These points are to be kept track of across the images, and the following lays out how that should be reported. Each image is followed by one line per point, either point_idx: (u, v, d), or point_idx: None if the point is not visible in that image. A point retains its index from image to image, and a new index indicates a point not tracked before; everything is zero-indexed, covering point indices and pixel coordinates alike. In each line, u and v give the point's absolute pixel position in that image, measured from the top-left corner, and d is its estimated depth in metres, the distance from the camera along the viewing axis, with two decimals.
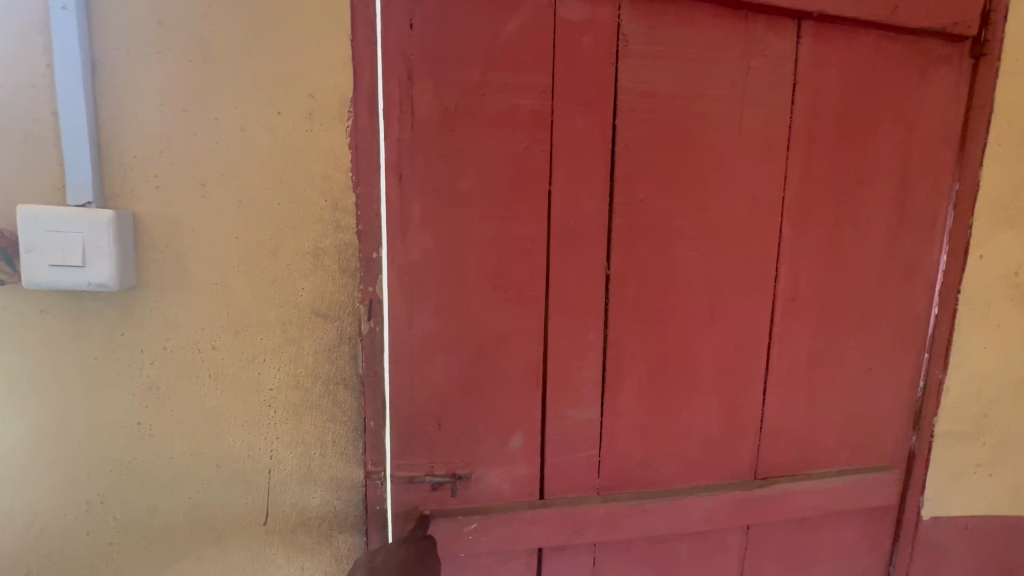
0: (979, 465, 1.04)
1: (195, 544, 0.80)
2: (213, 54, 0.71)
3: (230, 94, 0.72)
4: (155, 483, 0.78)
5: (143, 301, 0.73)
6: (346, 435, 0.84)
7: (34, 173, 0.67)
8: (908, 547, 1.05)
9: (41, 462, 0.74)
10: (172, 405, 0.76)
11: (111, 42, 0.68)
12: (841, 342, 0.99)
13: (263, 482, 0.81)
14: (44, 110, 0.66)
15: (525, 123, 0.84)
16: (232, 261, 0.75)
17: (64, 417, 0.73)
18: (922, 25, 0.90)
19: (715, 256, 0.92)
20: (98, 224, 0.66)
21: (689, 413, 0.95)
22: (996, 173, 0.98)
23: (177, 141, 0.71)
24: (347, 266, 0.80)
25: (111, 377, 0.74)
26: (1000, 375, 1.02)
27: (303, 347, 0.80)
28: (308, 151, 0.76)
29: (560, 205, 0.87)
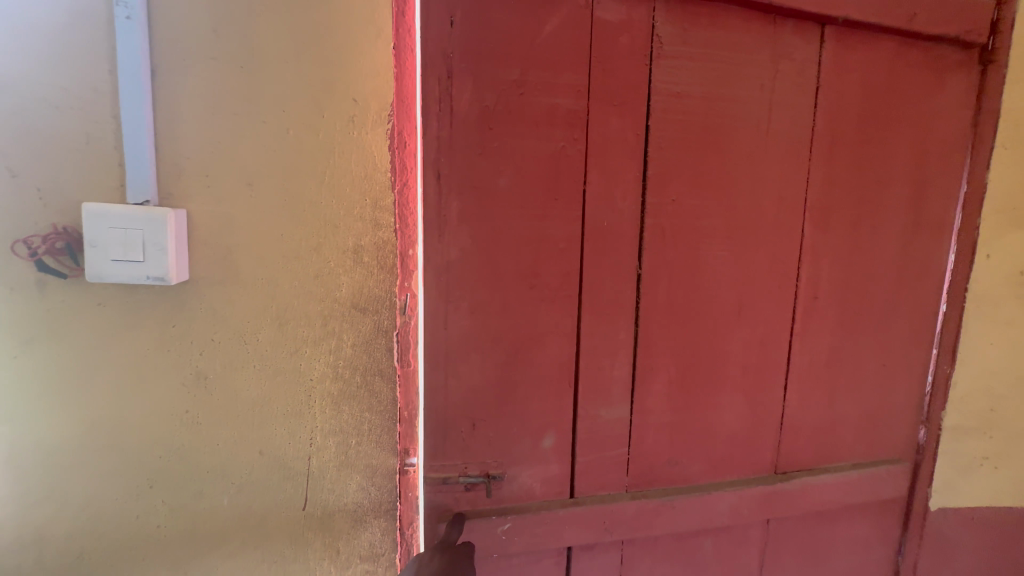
0: (986, 458, 1.06)
1: (238, 531, 0.80)
2: (264, 54, 0.70)
3: (275, 91, 0.71)
4: (201, 470, 0.77)
5: (193, 301, 0.73)
6: (381, 428, 0.83)
7: (95, 175, 0.67)
8: (916, 538, 1.08)
9: (92, 451, 0.74)
10: (217, 397, 0.76)
11: (169, 47, 0.67)
12: (857, 339, 1.02)
13: (303, 470, 0.81)
14: (106, 116, 0.66)
15: (563, 122, 0.84)
16: (278, 256, 0.74)
17: (115, 409, 0.73)
18: (936, 32, 0.93)
19: (739, 255, 0.94)
20: (157, 220, 0.66)
21: (713, 410, 0.97)
22: (1006, 176, 1.00)
23: (229, 142, 0.70)
24: (388, 261, 0.79)
25: (158, 369, 0.73)
26: (1007, 371, 1.04)
27: (343, 341, 0.79)
28: (351, 148, 0.75)
29: (593, 205, 0.87)
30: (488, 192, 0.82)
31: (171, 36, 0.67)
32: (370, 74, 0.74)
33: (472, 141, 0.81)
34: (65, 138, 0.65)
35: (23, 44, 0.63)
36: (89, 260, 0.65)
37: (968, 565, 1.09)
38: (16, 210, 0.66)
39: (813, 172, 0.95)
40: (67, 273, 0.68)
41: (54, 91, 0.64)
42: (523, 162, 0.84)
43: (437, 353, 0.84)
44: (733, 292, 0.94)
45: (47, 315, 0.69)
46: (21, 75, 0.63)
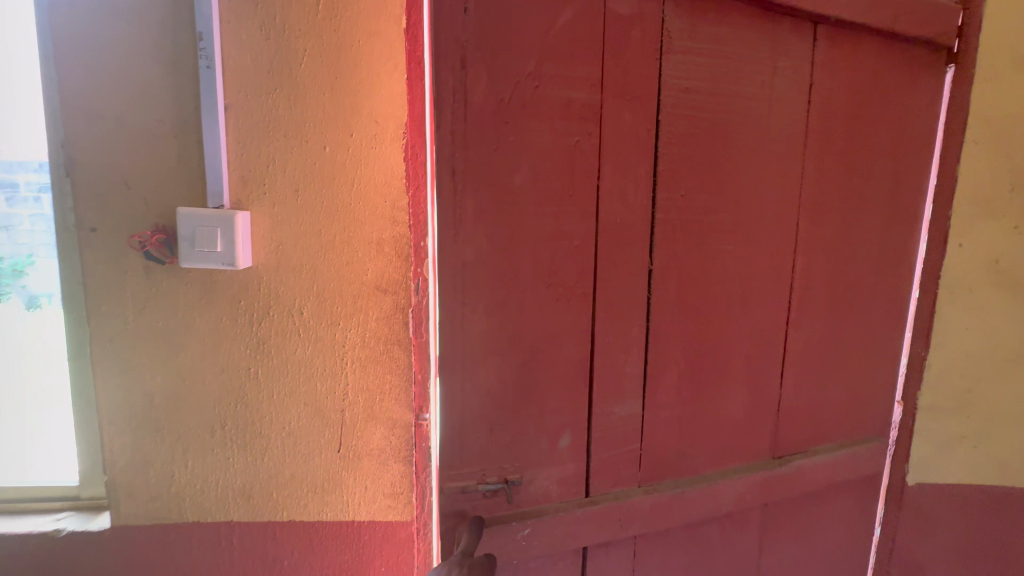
0: (963, 437, 1.11)
1: (283, 489, 0.83)
2: (293, 48, 0.73)
3: (323, 103, 0.75)
4: (238, 435, 0.81)
5: (253, 282, 0.77)
6: (403, 408, 0.84)
7: (172, 194, 0.73)
8: (894, 509, 1.15)
9: (145, 414, 0.78)
10: (272, 362, 0.79)
11: (234, 69, 0.72)
12: (844, 328, 1.06)
13: (331, 442, 0.83)
14: (191, 142, 0.72)
15: (576, 117, 0.83)
16: (310, 240, 0.77)
17: (166, 376, 0.77)
18: (912, 35, 0.98)
19: (742, 248, 0.95)
20: (230, 223, 0.70)
21: (717, 400, 0.98)
22: (978, 169, 1.04)
23: (275, 145, 0.74)
24: (405, 249, 0.80)
25: (227, 334, 0.77)
26: (984, 355, 1.08)
27: (366, 319, 0.81)
28: (375, 135, 0.77)
29: (607, 200, 0.86)
30: (509, 187, 0.80)
31: (239, 51, 0.72)
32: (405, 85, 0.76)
33: (489, 133, 0.78)
34: (152, 162, 0.71)
35: (121, 81, 0.70)
36: (183, 251, 0.71)
37: (952, 542, 1.13)
38: (119, 210, 0.72)
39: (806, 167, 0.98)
40: (166, 262, 0.73)
41: (146, 109, 0.70)
42: (540, 156, 0.81)
43: (455, 356, 0.81)
44: (736, 284, 0.96)
45: (144, 289, 0.74)
46: (119, 108, 0.70)
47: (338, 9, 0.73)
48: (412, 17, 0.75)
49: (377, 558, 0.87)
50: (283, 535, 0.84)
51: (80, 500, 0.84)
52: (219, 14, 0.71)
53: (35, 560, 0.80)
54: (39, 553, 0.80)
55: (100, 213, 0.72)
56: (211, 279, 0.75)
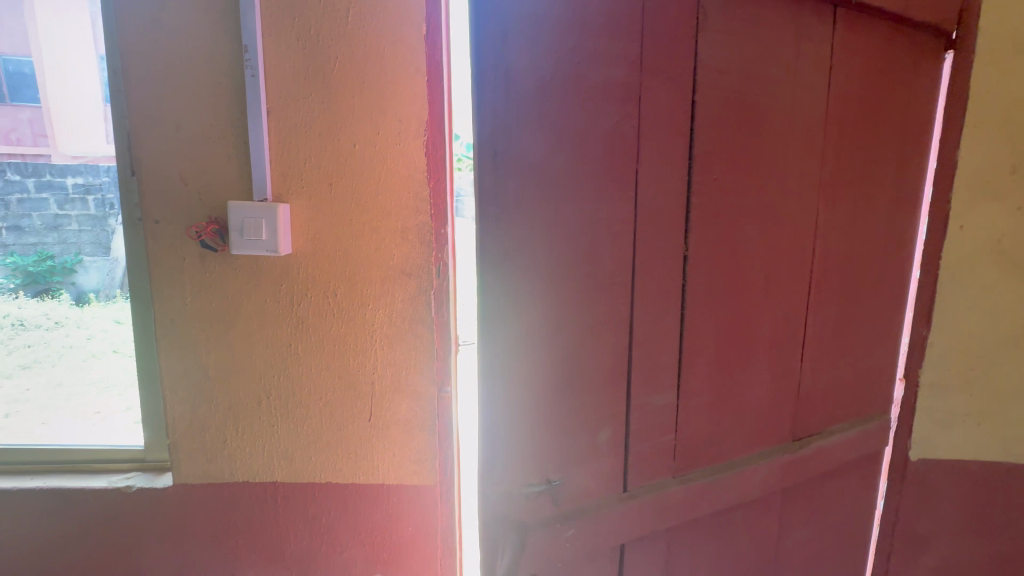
0: (967, 414, 1.15)
1: (319, 459, 0.85)
2: (323, 40, 0.72)
3: (357, 103, 0.73)
4: (280, 408, 0.83)
5: (294, 269, 0.78)
6: (428, 389, 0.82)
7: (221, 191, 0.75)
8: (898, 484, 1.19)
9: (199, 385, 0.82)
10: (311, 337, 0.80)
11: (273, 69, 0.72)
12: (856, 312, 1.07)
13: (363, 419, 0.83)
14: (236, 142, 0.74)
15: (617, 97, 0.79)
16: (342, 228, 0.76)
17: (215, 350, 0.81)
18: (919, 21, 1.00)
19: (769, 232, 0.95)
20: (273, 214, 0.72)
21: (746, 386, 0.98)
22: (978, 154, 1.07)
23: (309, 140, 0.74)
24: (427, 236, 0.77)
25: (270, 312, 0.79)
26: (986, 335, 1.12)
27: (392, 301, 0.79)
28: (396, 121, 0.74)
29: (645, 185, 0.83)
30: (551, 171, 0.76)
31: (276, 49, 0.72)
32: (424, 85, 0.73)
33: (530, 114, 0.74)
34: (205, 160, 0.74)
35: (179, 83, 0.72)
36: (234, 241, 0.73)
37: (957, 513, 1.18)
38: (176, 204, 0.76)
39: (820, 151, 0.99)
40: (218, 251, 0.76)
41: (200, 110, 0.73)
42: (580, 139, 0.77)
43: (498, 351, 0.77)
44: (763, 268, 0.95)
45: (200, 274, 0.78)
46: (176, 111, 0.73)
47: (365, 0, 0.71)
48: (430, 7, 0.71)
49: (403, 533, 0.87)
50: (318, 504, 0.86)
51: (146, 462, 0.91)
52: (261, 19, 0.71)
53: (108, 516, 0.87)
54: (106, 513, 0.87)
55: (161, 207, 0.75)
56: (259, 267, 0.77)
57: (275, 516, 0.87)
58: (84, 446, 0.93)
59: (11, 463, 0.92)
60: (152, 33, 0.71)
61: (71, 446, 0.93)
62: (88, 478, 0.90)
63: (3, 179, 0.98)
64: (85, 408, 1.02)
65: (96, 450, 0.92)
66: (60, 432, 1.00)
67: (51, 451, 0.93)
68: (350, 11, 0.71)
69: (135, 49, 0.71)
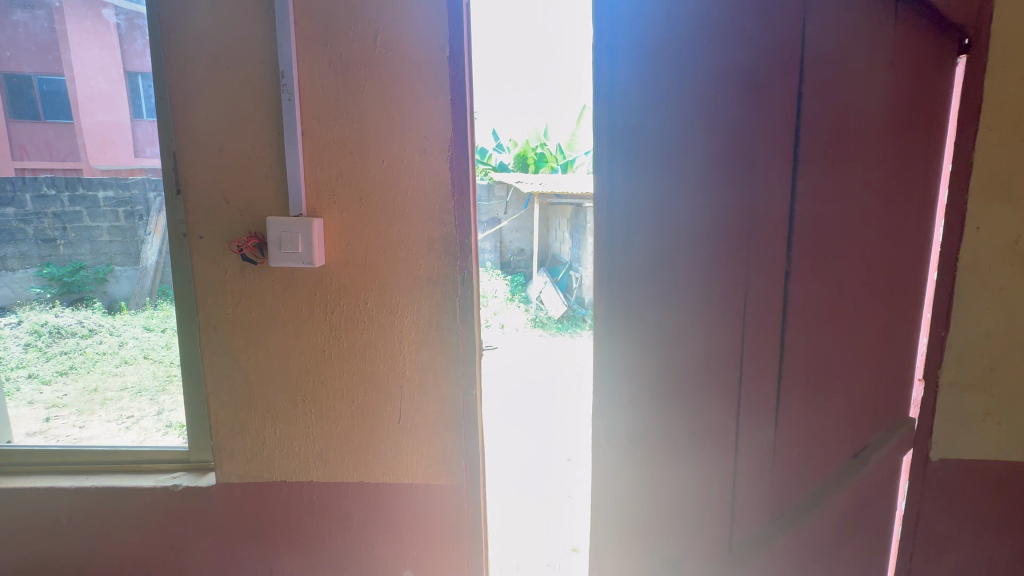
0: (987, 414, 1.15)
1: (354, 458, 0.89)
2: (351, 63, 0.76)
3: (381, 120, 0.77)
4: (316, 409, 0.87)
5: (329, 277, 0.81)
6: (456, 392, 0.85)
7: (258, 206, 0.79)
8: (917, 484, 1.20)
9: (239, 389, 0.87)
10: (344, 342, 0.84)
11: (308, 93, 0.76)
12: (905, 313, 1.06)
13: (393, 420, 0.87)
14: (272, 160, 0.78)
15: (731, 91, 0.69)
16: (373, 239, 0.80)
17: (254, 355, 0.85)
18: (943, 18, 0.95)
19: (851, 241, 0.88)
20: (310, 227, 0.76)
21: (820, 413, 0.91)
22: (993, 152, 1.04)
23: (338, 157, 0.78)
24: (453, 245, 0.80)
25: (305, 320, 0.83)
26: (1005, 337, 1.11)
27: (419, 307, 0.82)
28: (420, 138, 0.77)
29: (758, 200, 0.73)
30: (677, 178, 0.69)
31: (308, 72, 0.76)
32: (448, 102, 0.76)
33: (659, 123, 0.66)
34: (242, 176, 0.78)
35: (219, 105, 0.77)
36: (272, 254, 0.78)
37: (976, 510, 1.19)
38: (220, 220, 0.80)
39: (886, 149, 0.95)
40: (258, 263, 0.80)
41: (239, 131, 0.77)
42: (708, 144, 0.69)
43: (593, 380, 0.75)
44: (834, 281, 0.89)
45: (242, 283, 0.82)
46: (217, 132, 0.77)
47: (389, 23, 0.75)
48: (450, 27, 0.74)
49: (434, 528, 0.90)
50: (351, 500, 0.90)
51: (191, 461, 0.96)
52: (296, 45, 0.75)
53: (155, 513, 0.91)
54: (156, 509, 0.91)
55: (207, 223, 0.80)
56: (293, 278, 0.81)
57: (311, 515, 0.91)
58: (134, 446, 0.98)
59: (68, 460, 0.98)
60: (192, 58, 0.76)
61: (123, 446, 0.98)
62: (137, 475, 0.95)
63: (43, 193, 1.05)
64: (119, 413, 1.06)
65: (146, 450, 0.96)
66: (100, 434, 1.03)
67: (99, 452, 0.98)
68: (376, 37, 0.75)
69: (178, 73, 0.76)
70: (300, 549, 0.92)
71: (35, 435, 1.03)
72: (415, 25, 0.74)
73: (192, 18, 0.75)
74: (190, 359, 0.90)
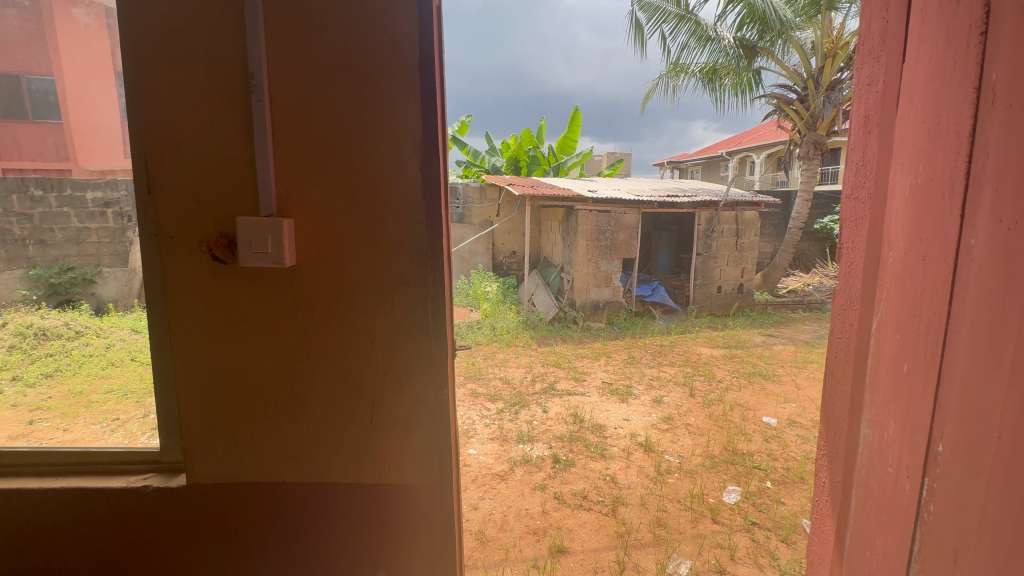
0: None
1: (327, 459, 0.91)
2: (321, 69, 0.78)
3: (351, 124, 0.79)
4: (290, 408, 0.89)
5: (298, 278, 0.83)
6: (427, 390, 0.88)
7: (228, 208, 0.81)
8: None
9: (211, 390, 0.88)
10: (315, 343, 0.86)
11: (277, 97, 0.78)
12: None
13: (367, 419, 0.89)
14: (243, 160, 0.79)
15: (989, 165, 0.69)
16: (342, 241, 0.82)
17: (225, 358, 0.87)
18: None
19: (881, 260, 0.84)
20: (278, 226, 0.78)
21: None
22: None
23: (306, 160, 0.80)
24: (427, 247, 0.82)
25: (277, 321, 0.85)
26: None
27: (392, 309, 0.85)
28: (389, 141, 0.79)
29: (918, 269, 0.71)
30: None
31: (278, 78, 0.78)
32: (418, 105, 0.78)
33: None
34: (216, 176, 0.80)
35: (193, 109, 0.78)
36: (242, 254, 0.79)
37: None
38: (193, 221, 0.81)
39: (847, 149, 0.97)
40: (228, 263, 0.82)
41: (210, 134, 0.79)
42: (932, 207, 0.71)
43: None
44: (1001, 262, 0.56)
45: (210, 283, 0.84)
46: (189, 134, 0.79)
47: (360, 33, 0.77)
48: (422, 35, 0.77)
49: (408, 522, 0.93)
50: (324, 499, 0.92)
51: (162, 463, 0.96)
52: (267, 49, 0.77)
53: (124, 514, 0.92)
54: (127, 509, 0.92)
55: (179, 224, 0.82)
56: (262, 278, 0.83)
57: (280, 515, 0.93)
58: (104, 448, 0.97)
59: (36, 462, 0.97)
60: (169, 63, 0.78)
61: (93, 447, 0.97)
62: (109, 476, 0.95)
63: None
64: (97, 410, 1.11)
65: (114, 450, 0.96)
66: (84, 436, 1.03)
67: (69, 453, 0.97)
68: (346, 43, 0.77)
69: (153, 79, 0.78)
70: (272, 548, 0.94)
71: (13, 435, 1.03)
72: (386, 32, 0.77)
73: (169, 26, 0.77)
74: (158, 364, 0.90)
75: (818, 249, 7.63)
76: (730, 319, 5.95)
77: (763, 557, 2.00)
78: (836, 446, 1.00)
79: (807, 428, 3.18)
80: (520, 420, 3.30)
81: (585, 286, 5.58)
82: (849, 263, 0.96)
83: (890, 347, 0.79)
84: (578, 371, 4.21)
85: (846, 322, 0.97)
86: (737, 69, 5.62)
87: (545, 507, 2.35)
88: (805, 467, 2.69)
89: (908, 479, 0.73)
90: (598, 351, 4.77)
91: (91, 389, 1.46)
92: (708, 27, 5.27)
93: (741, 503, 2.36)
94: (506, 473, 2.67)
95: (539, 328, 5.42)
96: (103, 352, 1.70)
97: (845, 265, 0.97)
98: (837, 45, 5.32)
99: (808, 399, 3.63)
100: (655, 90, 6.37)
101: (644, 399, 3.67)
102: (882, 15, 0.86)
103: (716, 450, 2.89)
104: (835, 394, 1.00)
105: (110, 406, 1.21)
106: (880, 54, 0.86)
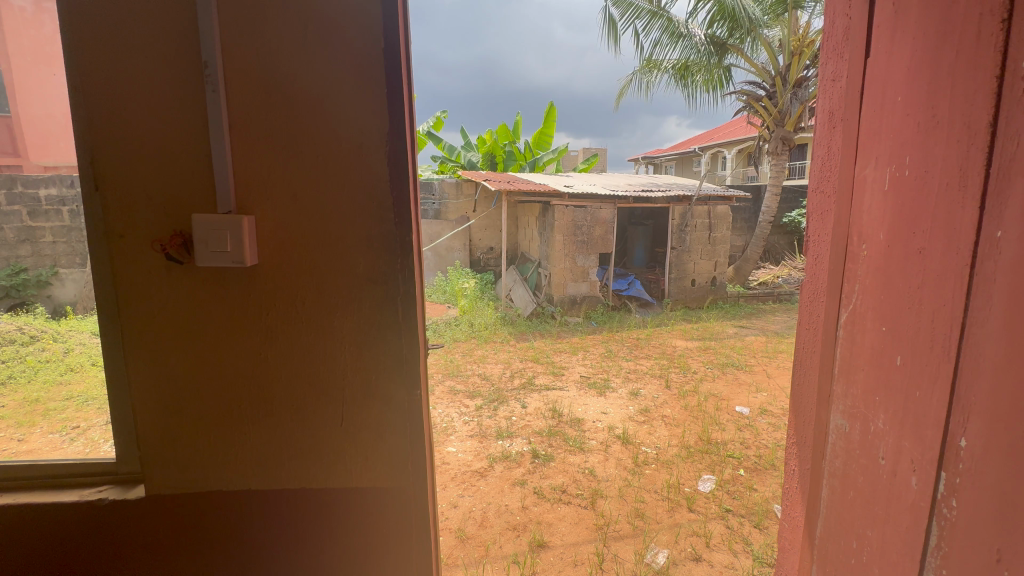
0: None
1: (295, 463, 0.89)
2: (280, 61, 0.75)
3: (312, 117, 0.77)
4: (255, 412, 0.87)
5: (259, 277, 0.81)
6: (398, 390, 0.86)
7: (183, 204, 0.78)
8: None
9: (171, 396, 0.86)
10: (280, 345, 0.84)
11: (233, 90, 0.76)
12: None
13: (336, 421, 0.87)
14: (199, 155, 0.77)
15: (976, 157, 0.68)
16: (307, 241, 0.80)
17: (184, 363, 0.84)
18: None
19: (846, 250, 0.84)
20: (237, 224, 0.76)
21: None
22: None
23: (265, 154, 0.77)
24: (397, 244, 0.80)
25: (240, 323, 0.83)
26: None
27: (360, 308, 0.83)
28: (352, 135, 0.77)
29: (904, 264, 0.70)
30: None
31: (234, 70, 0.75)
32: (383, 100, 0.77)
33: None
34: (169, 171, 0.77)
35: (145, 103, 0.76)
36: (199, 252, 0.77)
37: None
38: (147, 219, 0.79)
39: (812, 143, 0.97)
40: (184, 262, 0.79)
41: (162, 128, 0.76)
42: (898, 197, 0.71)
43: None
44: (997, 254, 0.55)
45: (167, 286, 0.81)
46: (141, 129, 0.76)
47: (319, 25, 0.75)
48: (385, 27, 0.75)
49: (381, 523, 0.91)
50: (293, 503, 0.90)
51: (119, 474, 0.92)
52: (222, 41, 0.74)
53: (77, 528, 0.89)
54: (80, 522, 0.88)
55: (132, 223, 0.79)
56: (222, 277, 0.81)
57: (248, 522, 0.91)
58: (56, 459, 0.93)
59: None
60: (121, 59, 0.75)
61: (45, 460, 0.93)
62: (62, 488, 0.91)
63: None
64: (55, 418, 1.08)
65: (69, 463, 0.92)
66: (42, 446, 1.00)
67: (19, 465, 0.92)
68: (307, 36, 0.75)
69: (101, 75, 0.75)
70: (240, 555, 0.92)
71: None
72: (347, 25, 0.75)
73: (120, 22, 0.74)
74: (113, 371, 0.87)
75: (788, 240, 7.73)
76: (704, 311, 6.00)
77: (737, 543, 2.01)
78: (805, 436, 1.00)
79: (778, 416, 3.22)
80: (498, 416, 3.30)
81: (562, 281, 5.58)
82: (816, 255, 0.96)
83: (865, 340, 0.79)
84: (555, 366, 4.21)
85: (813, 313, 0.97)
86: (708, 66, 5.65)
87: (524, 503, 2.34)
88: (777, 454, 2.73)
89: (903, 472, 0.72)
90: (574, 345, 4.78)
91: (51, 395, 1.42)
92: (680, 23, 5.29)
93: (716, 491, 2.38)
94: (485, 469, 2.66)
95: (517, 323, 5.42)
96: (64, 357, 1.66)
97: (812, 257, 0.97)
98: (803, 44, 5.37)
99: (780, 388, 3.68)
100: (629, 84, 6.37)
101: (621, 391, 3.69)
102: (845, 12, 0.87)
103: (691, 440, 2.91)
104: (804, 384, 1.00)
105: (70, 414, 1.17)
106: (844, 50, 0.86)
